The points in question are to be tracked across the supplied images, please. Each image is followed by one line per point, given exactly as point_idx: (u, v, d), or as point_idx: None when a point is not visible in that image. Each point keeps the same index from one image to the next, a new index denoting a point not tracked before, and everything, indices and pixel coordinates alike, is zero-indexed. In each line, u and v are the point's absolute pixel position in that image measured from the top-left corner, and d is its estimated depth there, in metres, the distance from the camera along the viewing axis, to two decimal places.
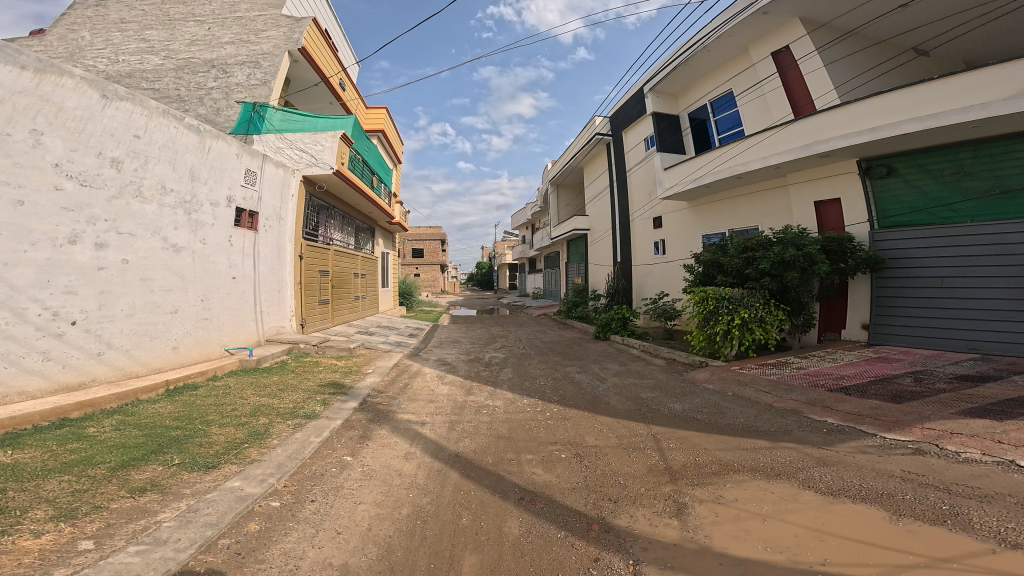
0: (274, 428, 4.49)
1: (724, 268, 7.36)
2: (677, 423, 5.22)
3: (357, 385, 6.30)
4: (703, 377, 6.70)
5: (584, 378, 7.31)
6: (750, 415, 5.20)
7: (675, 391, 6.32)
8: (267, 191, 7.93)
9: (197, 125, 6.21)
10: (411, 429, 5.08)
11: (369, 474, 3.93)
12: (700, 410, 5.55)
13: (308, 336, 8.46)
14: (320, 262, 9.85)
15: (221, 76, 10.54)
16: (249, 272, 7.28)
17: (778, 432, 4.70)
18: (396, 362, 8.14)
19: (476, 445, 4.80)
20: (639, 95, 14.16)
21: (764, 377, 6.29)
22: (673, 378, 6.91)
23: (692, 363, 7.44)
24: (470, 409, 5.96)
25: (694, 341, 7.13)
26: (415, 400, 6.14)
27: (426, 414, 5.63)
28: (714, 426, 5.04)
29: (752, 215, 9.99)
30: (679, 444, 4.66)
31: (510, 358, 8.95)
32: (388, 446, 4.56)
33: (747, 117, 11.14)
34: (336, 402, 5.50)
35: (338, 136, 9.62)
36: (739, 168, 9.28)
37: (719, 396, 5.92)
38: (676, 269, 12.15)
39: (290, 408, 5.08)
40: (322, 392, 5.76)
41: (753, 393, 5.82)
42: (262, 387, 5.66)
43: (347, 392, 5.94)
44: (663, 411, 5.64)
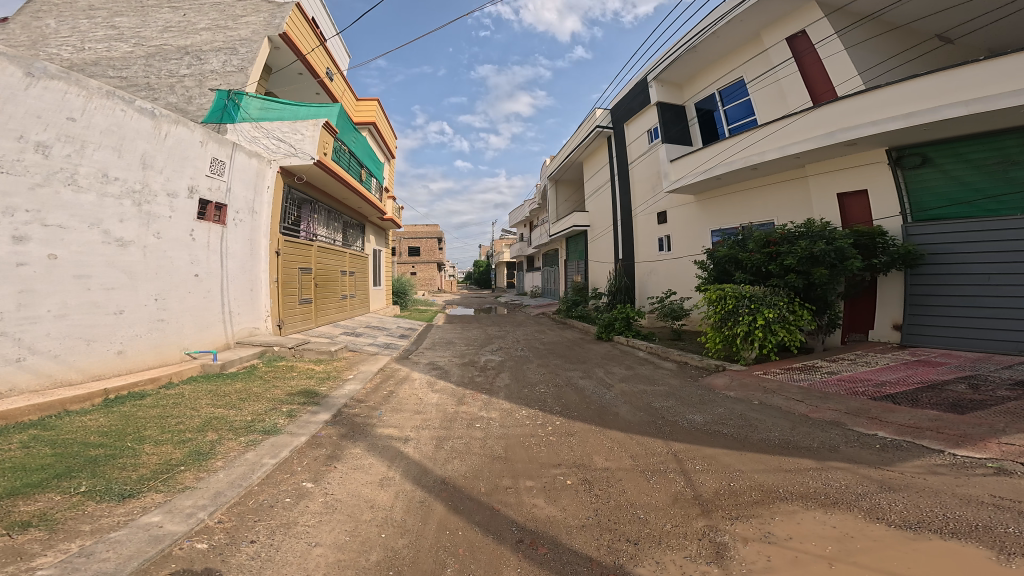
0: (221, 446, 3.77)
1: (742, 264, 6.61)
2: (700, 438, 4.52)
3: (333, 394, 5.56)
4: (722, 384, 6.01)
5: (589, 385, 6.60)
6: (784, 430, 4.51)
7: (693, 400, 5.62)
8: (238, 182, 7.18)
9: (151, 108, 5.46)
10: (392, 448, 4.36)
11: (331, 507, 3.20)
12: (724, 423, 4.85)
13: (285, 338, 7.72)
14: (301, 259, 9.09)
15: (195, 64, 9.61)
16: (215, 270, 6.52)
17: (820, 450, 4.01)
18: (382, 367, 7.40)
19: (466, 467, 4.08)
20: (642, 85, 13.42)
21: (793, 383, 5.58)
22: (689, 385, 6.20)
23: (708, 368, 6.75)
24: (462, 422, 5.23)
25: (709, 344, 6.42)
26: (399, 411, 5.41)
27: (410, 428, 4.92)
28: (743, 442, 4.34)
29: (766, 209, 9.33)
30: (706, 465, 3.96)
31: (507, 362, 8.23)
32: (360, 469, 3.84)
33: (759, 106, 10.44)
34: (305, 414, 4.77)
35: (320, 124, 8.81)
36: (755, 159, 8.57)
37: (744, 406, 5.22)
38: (683, 267, 11.46)
39: (247, 421, 4.35)
40: (289, 403, 5.02)
41: (783, 403, 5.13)
42: (220, 396, 4.93)
43: (321, 402, 5.20)
44: (682, 424, 4.94)
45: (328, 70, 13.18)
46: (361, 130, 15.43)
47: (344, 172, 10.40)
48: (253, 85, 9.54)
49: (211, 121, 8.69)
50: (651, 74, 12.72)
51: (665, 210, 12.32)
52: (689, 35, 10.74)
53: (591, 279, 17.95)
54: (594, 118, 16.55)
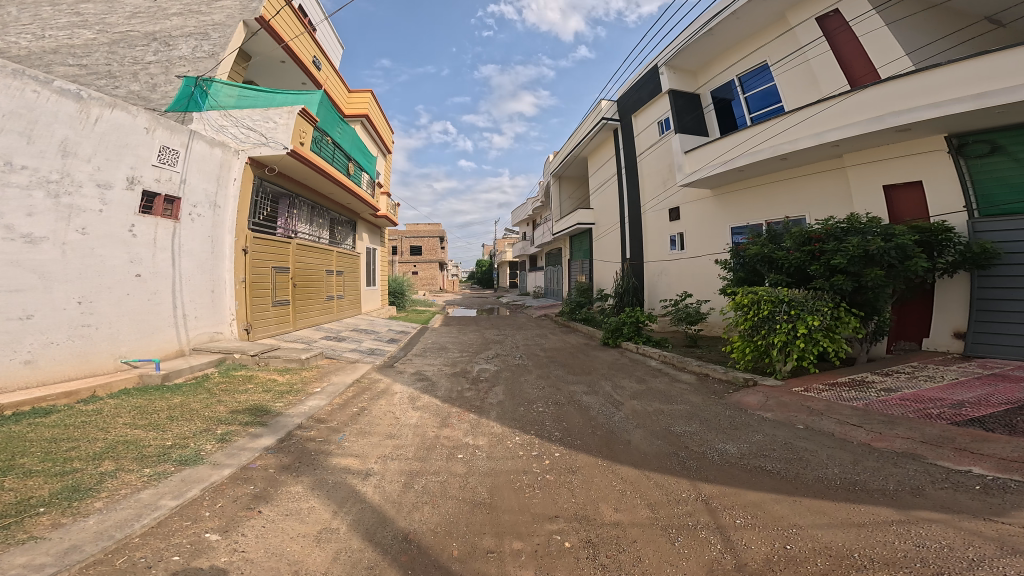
0: (110, 482, 2.93)
1: (778, 264, 5.64)
2: (739, 479, 3.56)
3: (289, 412, 4.69)
4: (755, 403, 5.06)
5: (595, 402, 5.67)
6: (843, 466, 3.55)
7: (722, 424, 4.67)
8: (194, 173, 6.30)
9: (76, 89, 4.65)
10: (347, 486, 3.46)
11: (234, 571, 2.32)
12: (765, 456, 3.90)
13: (253, 345, 6.86)
14: (277, 258, 8.21)
15: (163, 50, 8.69)
16: (164, 271, 5.66)
17: (900, 496, 3.05)
18: (360, 377, 6.51)
19: (434, 516, 3.18)
20: (652, 73, 12.46)
21: (845, 403, 4.63)
22: (716, 405, 5.23)
23: (735, 382, 5.81)
24: (441, 451, 4.33)
25: (736, 354, 5.49)
26: (366, 435, 4.50)
27: (373, 458, 4.01)
28: (796, 484, 3.38)
29: (795, 203, 8.37)
30: (749, 516, 3.04)
31: (503, 372, 7.30)
32: (294, 516, 2.94)
33: (784, 91, 9.43)
34: (242, 439, 3.89)
35: (298, 112, 7.91)
36: (786, 147, 7.59)
37: (787, 433, 4.27)
38: (699, 268, 10.53)
39: (163, 449, 3.49)
40: (228, 424, 4.15)
41: (836, 429, 4.16)
42: (143, 415, 4.08)
43: (269, 423, 4.32)
44: (712, 457, 3.99)
45: (314, 58, 12.32)
46: (353, 123, 14.61)
47: (326, 165, 9.49)
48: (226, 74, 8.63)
49: (177, 109, 7.86)
50: (661, 60, 11.73)
51: (678, 206, 11.37)
52: (706, 15, 9.78)
53: (597, 280, 16.98)
54: (600, 109, 15.47)
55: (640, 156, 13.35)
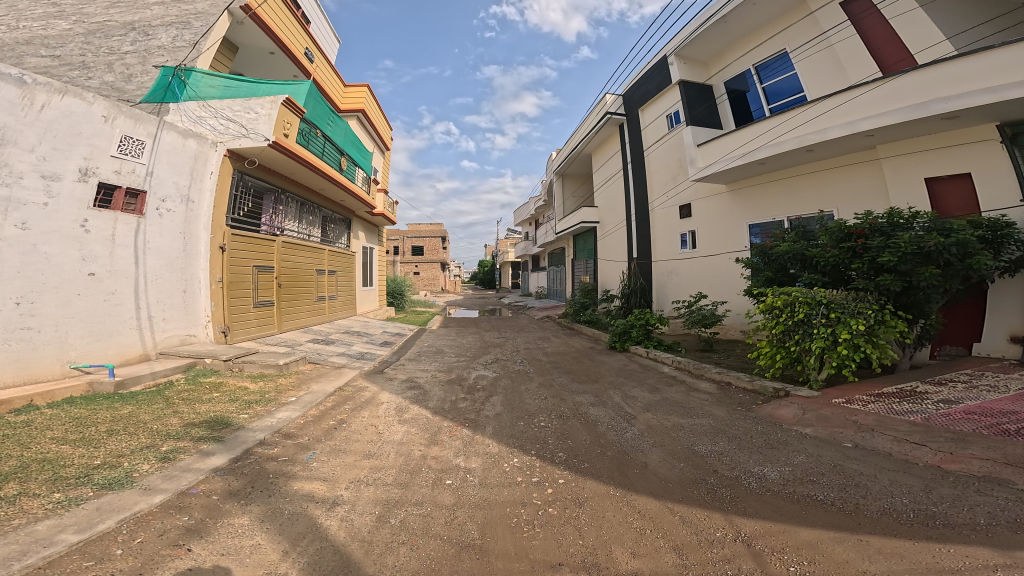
0: (4, 510, 2.46)
1: (813, 262, 5.04)
2: (784, 512, 2.95)
3: (253, 426, 4.14)
4: (790, 418, 4.44)
5: (603, 416, 5.08)
6: (912, 494, 2.93)
7: (755, 443, 4.05)
8: (163, 166, 5.75)
9: (18, 73, 4.16)
10: (307, 518, 2.87)
11: None
12: (812, 483, 3.28)
13: (229, 349, 6.29)
14: (260, 256, 7.62)
15: (141, 40, 8.13)
16: (126, 270, 5.11)
17: (996, 533, 2.43)
18: (344, 384, 5.95)
19: (408, 556, 2.60)
20: (661, 64, 11.83)
21: (900, 418, 4.00)
22: (746, 420, 4.60)
23: (764, 393, 5.20)
24: (427, 474, 3.75)
25: (763, 362, 4.91)
26: (340, 454, 3.91)
27: (344, 482, 3.43)
28: (855, 518, 2.78)
29: (819, 199, 7.77)
30: (805, 559, 2.44)
31: (502, 380, 6.68)
32: (232, 556, 2.39)
33: (804, 79, 8.78)
34: (187, 458, 3.36)
35: (281, 102, 7.35)
36: (813, 138, 6.97)
37: (835, 454, 3.65)
38: (712, 268, 9.93)
39: (86, 470, 2.99)
40: (177, 440, 3.62)
41: (894, 448, 3.54)
42: (79, 428, 3.57)
43: (226, 439, 3.77)
44: (750, 485, 3.36)
45: (306, 50, 11.81)
46: (349, 118, 14.11)
47: (316, 159, 8.95)
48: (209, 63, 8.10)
49: (154, 100, 7.32)
50: (670, 51, 11.10)
51: (689, 203, 10.77)
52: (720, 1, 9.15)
53: (602, 280, 16.35)
54: (605, 103, 14.83)
55: (648, 150, 12.74)
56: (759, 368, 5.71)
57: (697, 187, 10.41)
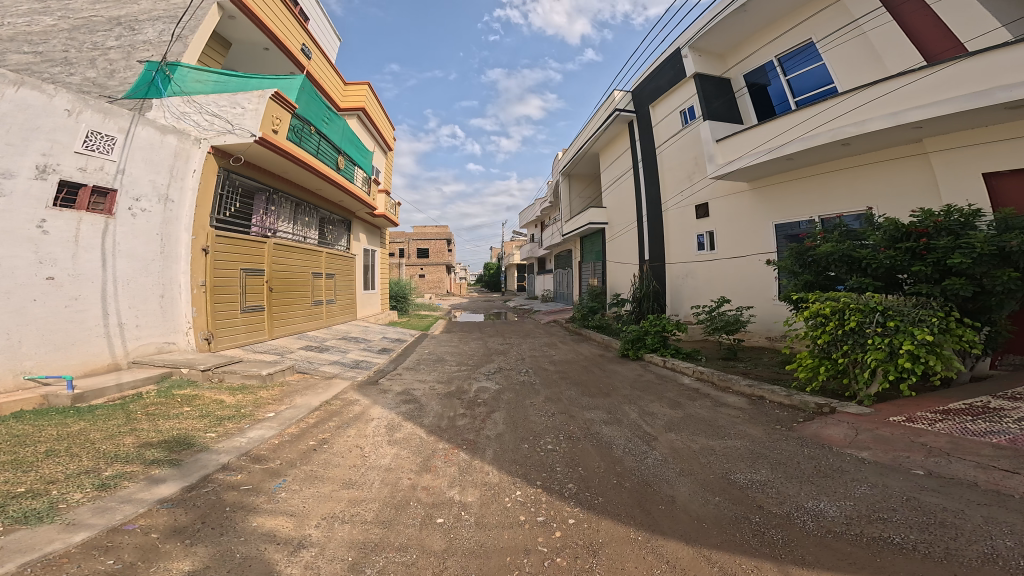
0: None
1: (862, 265, 4.49)
2: (857, 562, 2.38)
3: (219, 447, 3.64)
4: (842, 440, 3.85)
5: (618, 436, 4.52)
6: (1019, 537, 2.37)
7: (803, 471, 3.47)
8: (138, 163, 5.33)
9: None
10: (262, 566, 2.33)
11: None
12: (884, 523, 2.71)
13: (212, 357, 5.80)
14: (250, 257, 7.16)
15: (126, 35, 7.76)
16: (91, 274, 4.67)
17: None
18: (333, 397, 5.46)
19: None
20: (674, 57, 11.25)
21: (979, 439, 3.39)
22: (787, 442, 4.00)
23: (805, 410, 4.60)
24: (415, 507, 3.22)
25: (805, 374, 4.38)
26: (316, 483, 3.38)
27: (316, 518, 2.89)
28: (952, 571, 2.20)
29: (855, 197, 7.14)
30: None
31: (505, 394, 6.11)
32: None
33: (835, 69, 8.13)
34: (131, 487, 2.87)
35: (270, 96, 6.91)
36: (851, 130, 6.35)
37: (905, 484, 3.07)
38: (733, 271, 9.31)
39: (2, 500, 2.50)
40: (125, 463, 3.14)
41: (980, 477, 2.96)
42: (13, 449, 3.09)
43: (183, 463, 3.28)
44: (807, 526, 2.78)
45: (303, 47, 11.41)
46: (349, 118, 13.73)
47: (311, 157, 8.52)
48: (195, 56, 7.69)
49: (135, 96, 7.03)
50: (684, 43, 10.51)
51: (706, 202, 10.16)
52: None
53: (612, 283, 15.74)
54: (613, 100, 14.26)
55: (660, 148, 12.17)
56: (796, 381, 5.10)
57: (715, 185, 9.80)
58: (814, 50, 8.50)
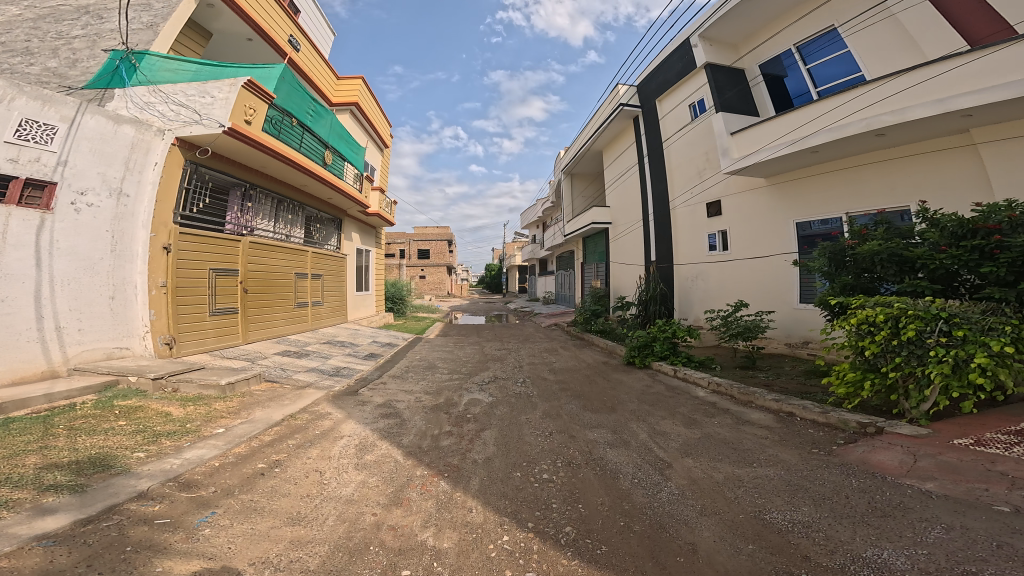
0: None
1: (916, 266, 3.96)
2: None
3: (142, 470, 3.10)
4: (897, 468, 3.19)
5: (624, 462, 3.89)
6: None
7: (855, 510, 2.81)
8: (85, 155, 4.83)
9: None
10: None
11: None
12: None
13: (171, 363, 5.24)
14: (223, 256, 6.60)
15: (93, 23, 7.23)
16: (21, 273, 4.17)
17: None
18: (301, 410, 4.85)
19: None
20: (683, 47, 10.62)
21: None
22: (830, 471, 3.36)
23: (845, 430, 3.97)
24: (369, 549, 2.63)
25: (844, 390, 3.77)
26: (252, 517, 2.80)
27: (239, 564, 2.32)
28: None
29: (887, 193, 6.52)
30: None
31: (497, 408, 5.47)
32: None
33: (861, 55, 7.44)
34: (8, 519, 2.35)
35: (242, 85, 6.37)
36: (887, 119, 5.67)
37: (991, 526, 2.41)
38: (749, 273, 8.67)
39: None
40: (14, 489, 2.62)
41: None
42: None
43: (89, 490, 2.75)
44: None
45: (291, 38, 10.88)
46: (341, 113, 13.20)
47: (291, 151, 7.95)
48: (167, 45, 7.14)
49: (96, 86, 6.53)
50: (694, 32, 9.88)
51: (718, 200, 9.53)
52: None
53: (615, 285, 15.09)
54: (619, 95, 13.68)
55: (668, 143, 11.55)
56: (832, 396, 4.44)
57: (728, 181, 9.17)
58: (838, 36, 7.82)
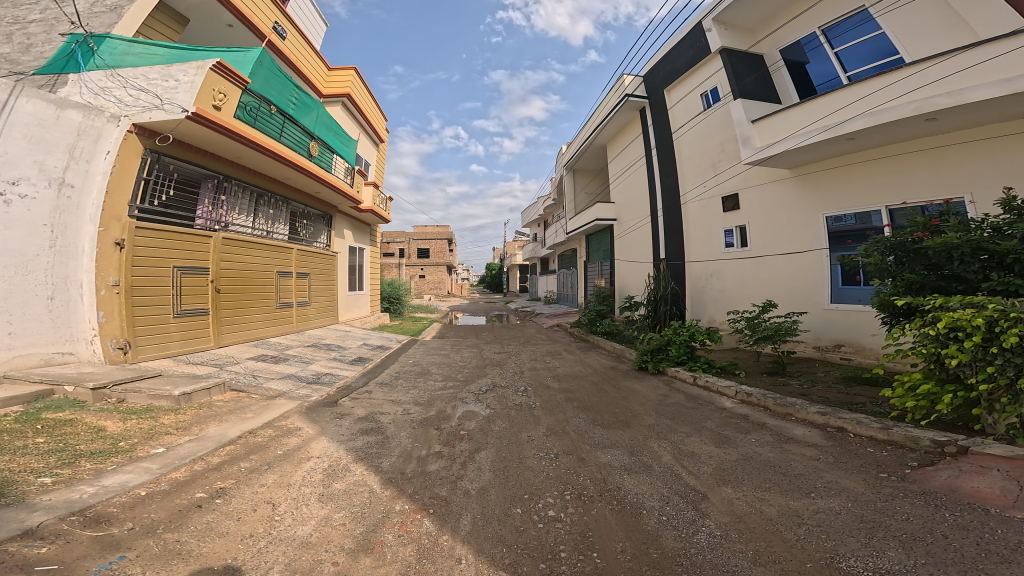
0: None
1: (1005, 263, 3.40)
2: None
3: (40, 503, 2.46)
4: (1004, 500, 2.52)
5: (647, 493, 3.23)
6: None
7: (964, 559, 2.15)
8: (18, 142, 4.26)
9: None
10: None
11: None
12: None
13: (123, 369, 4.65)
14: (192, 253, 5.99)
15: (50, 4, 6.60)
16: None
17: None
18: (267, 425, 4.19)
19: None
20: (695, 30, 9.92)
21: None
22: (912, 503, 2.70)
23: (917, 451, 3.31)
24: None
25: (918, 403, 3.14)
26: (170, 565, 2.17)
27: None
28: None
29: (935, 184, 5.86)
30: None
31: (495, 422, 4.81)
32: None
33: (898, 35, 6.74)
34: None
35: (211, 68, 5.75)
36: (944, 101, 5.03)
37: None
38: (772, 271, 8.01)
39: None
40: None
41: None
42: None
43: None
44: None
45: (278, 25, 10.26)
46: (333, 104, 12.60)
47: (270, 141, 7.31)
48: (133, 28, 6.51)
49: (50, 71, 5.90)
50: (708, 16, 9.18)
51: (735, 193, 8.86)
52: None
53: (621, 284, 14.47)
54: (624, 85, 12.99)
55: (678, 134, 10.87)
56: (891, 411, 3.79)
57: (748, 173, 8.51)
58: (870, 17, 7.12)
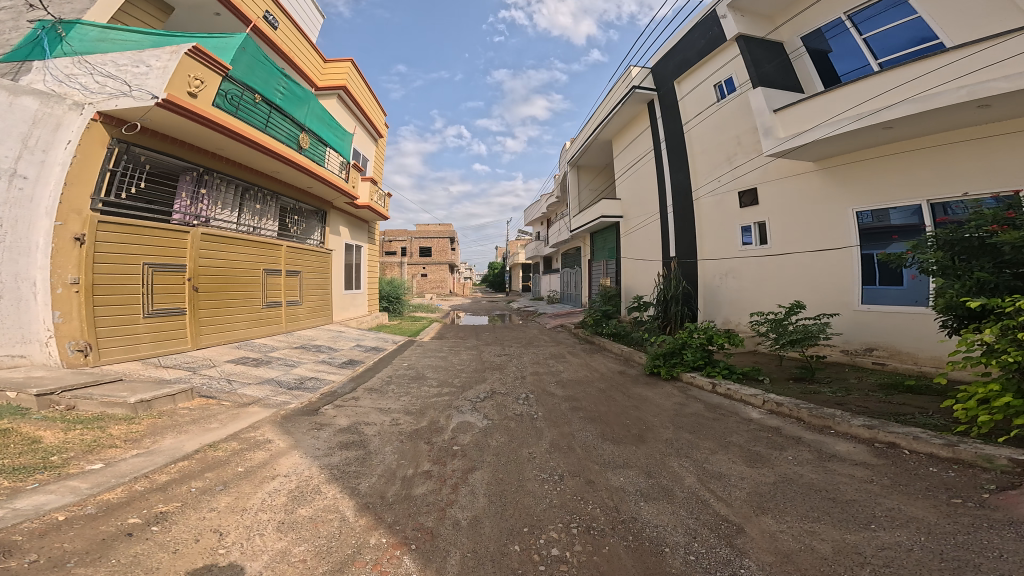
0: None
1: None
2: None
3: None
4: None
5: (671, 524, 2.73)
6: None
7: None
8: None
9: None
10: None
11: None
12: None
13: (80, 373, 4.23)
14: (167, 250, 5.58)
15: None
16: None
17: None
18: (234, 438, 3.72)
19: None
20: (707, 15, 9.38)
21: None
22: (1003, 536, 2.19)
23: (995, 473, 2.78)
24: None
25: (995, 420, 2.66)
26: None
27: None
28: None
29: (982, 178, 5.34)
30: None
31: (492, 436, 4.32)
32: None
33: (935, 18, 6.18)
34: None
35: (186, 53, 5.32)
36: (1001, 85, 4.51)
37: None
38: (795, 269, 7.50)
39: None
40: None
41: None
42: None
43: None
44: None
45: (268, 13, 9.83)
46: (329, 97, 12.18)
47: (255, 132, 6.86)
48: (110, 10, 6.07)
49: (13, 58, 5.47)
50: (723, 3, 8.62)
51: (753, 187, 8.33)
52: None
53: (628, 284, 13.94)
54: (631, 77, 12.47)
55: (690, 127, 10.32)
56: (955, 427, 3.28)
57: (767, 166, 7.98)
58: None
